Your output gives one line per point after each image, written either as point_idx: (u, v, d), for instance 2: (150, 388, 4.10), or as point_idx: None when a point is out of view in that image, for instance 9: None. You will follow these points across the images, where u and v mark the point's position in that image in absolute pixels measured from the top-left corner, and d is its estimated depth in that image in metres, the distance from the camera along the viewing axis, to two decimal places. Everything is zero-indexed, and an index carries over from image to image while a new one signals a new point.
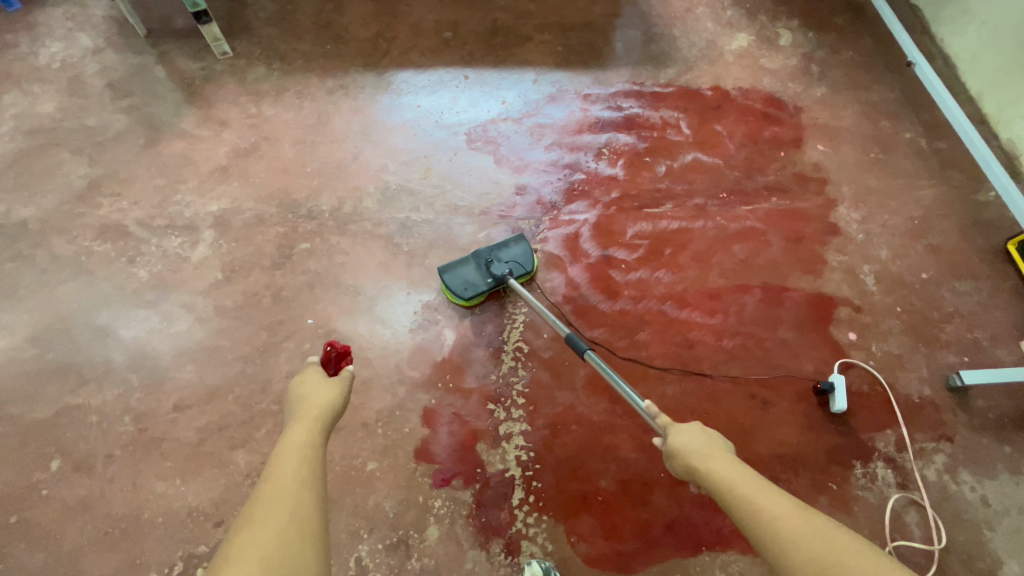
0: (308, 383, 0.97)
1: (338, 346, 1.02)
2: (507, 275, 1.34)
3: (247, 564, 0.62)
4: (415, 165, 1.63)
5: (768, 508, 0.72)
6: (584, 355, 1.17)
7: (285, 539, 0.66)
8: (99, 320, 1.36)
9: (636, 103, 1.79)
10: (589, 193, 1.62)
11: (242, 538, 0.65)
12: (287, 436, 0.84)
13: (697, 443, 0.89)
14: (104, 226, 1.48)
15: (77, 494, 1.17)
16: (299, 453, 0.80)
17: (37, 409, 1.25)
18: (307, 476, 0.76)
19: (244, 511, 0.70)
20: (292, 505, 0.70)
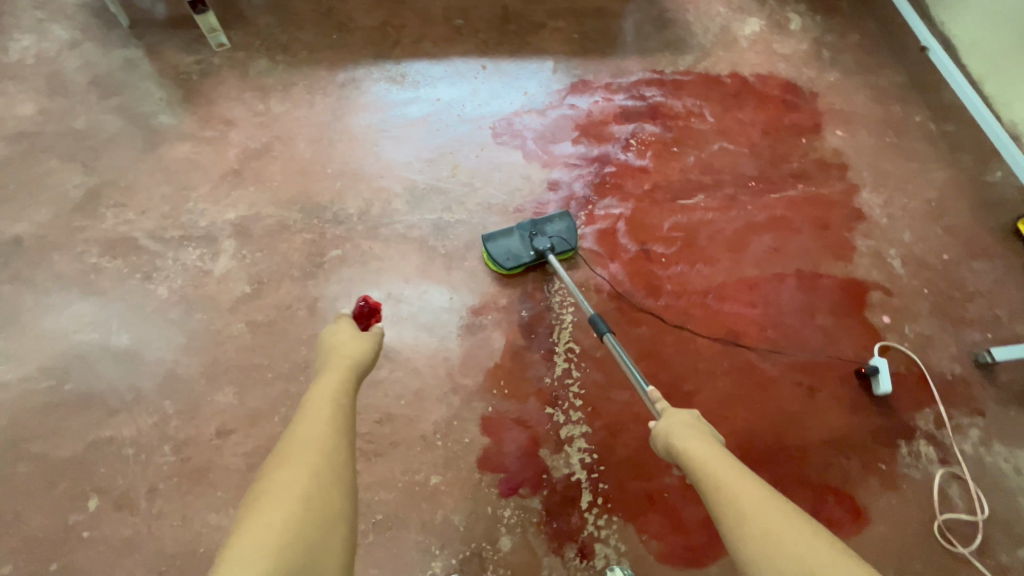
0: (341, 335, 0.98)
1: (372, 302, 1.06)
2: (549, 250, 1.36)
3: (284, 496, 0.64)
4: (442, 162, 1.57)
5: (729, 484, 0.76)
6: (603, 337, 1.20)
7: (318, 478, 0.67)
8: (119, 343, 1.28)
9: (657, 91, 1.77)
10: (621, 186, 1.59)
11: (277, 470, 0.68)
12: (321, 382, 0.86)
13: (680, 424, 0.93)
14: (111, 240, 1.39)
15: (122, 534, 1.10)
16: (329, 400, 0.81)
17: (63, 445, 1.17)
18: (339, 420, 0.78)
19: (278, 449, 0.72)
20: (326, 443, 0.72)
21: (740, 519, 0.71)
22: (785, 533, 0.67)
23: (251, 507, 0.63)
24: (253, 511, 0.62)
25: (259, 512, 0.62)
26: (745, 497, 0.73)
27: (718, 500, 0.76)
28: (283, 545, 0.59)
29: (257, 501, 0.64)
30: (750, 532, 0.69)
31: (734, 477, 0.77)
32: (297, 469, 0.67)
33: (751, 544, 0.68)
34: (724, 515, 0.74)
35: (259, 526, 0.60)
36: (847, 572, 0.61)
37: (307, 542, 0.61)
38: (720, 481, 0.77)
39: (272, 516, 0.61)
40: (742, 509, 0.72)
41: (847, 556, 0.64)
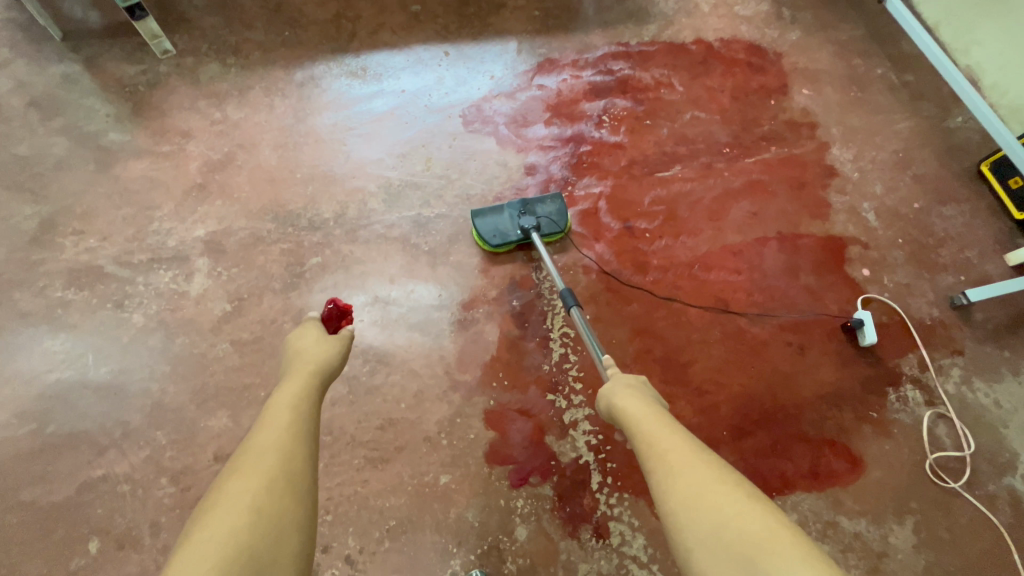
0: (305, 341, 0.94)
1: (342, 303, 1.03)
2: (535, 229, 1.37)
3: (231, 512, 0.58)
4: (414, 156, 1.53)
5: (661, 443, 0.76)
6: (569, 311, 1.19)
7: (270, 488, 0.62)
8: (99, 377, 1.23)
9: (625, 64, 1.75)
10: (598, 164, 1.58)
11: (229, 482, 0.63)
12: (283, 389, 0.81)
13: (622, 386, 0.92)
14: (75, 270, 1.33)
15: (129, 573, 1.07)
16: (289, 406, 0.76)
17: (52, 490, 1.12)
18: (299, 427, 0.73)
19: (230, 463, 0.67)
20: (283, 452, 0.68)
21: (667, 476, 0.71)
22: (706, 488, 0.67)
23: (197, 523, 0.58)
24: (193, 532, 0.57)
25: (198, 532, 0.56)
26: (674, 456, 0.73)
27: (649, 459, 0.75)
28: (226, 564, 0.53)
29: (204, 516, 0.59)
30: (676, 489, 0.69)
31: (666, 435, 0.77)
32: (249, 480, 0.62)
33: (676, 501, 0.68)
34: (654, 472, 0.74)
35: (199, 545, 0.55)
36: (760, 527, 0.60)
37: (255, 562, 0.55)
38: (653, 441, 0.77)
39: (212, 536, 0.56)
40: (669, 465, 0.72)
41: (764, 507, 0.64)
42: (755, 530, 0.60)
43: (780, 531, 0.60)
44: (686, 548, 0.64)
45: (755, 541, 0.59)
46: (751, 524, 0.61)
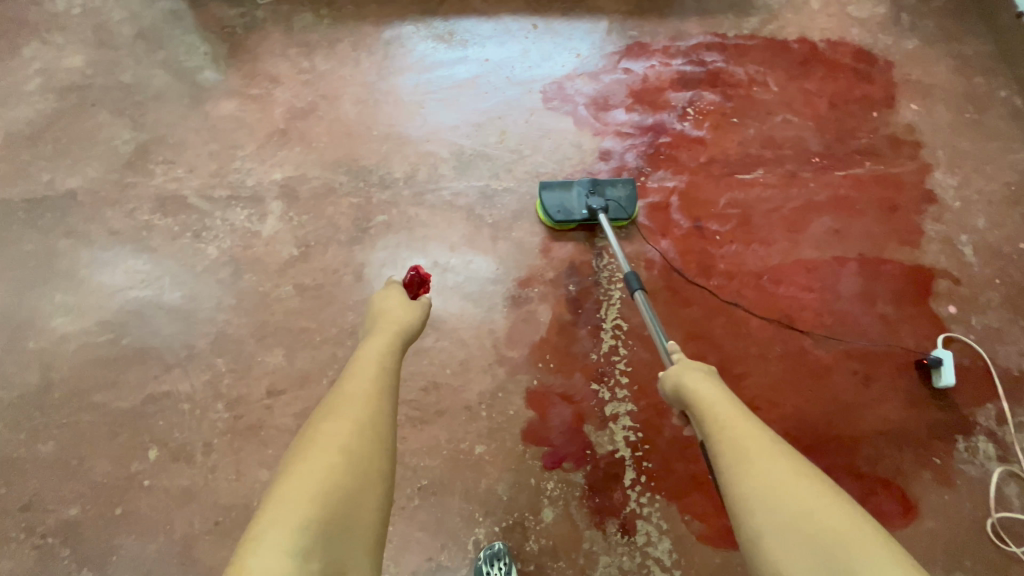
0: (390, 302, 0.98)
1: (422, 273, 1.05)
2: (602, 210, 1.35)
3: (324, 451, 0.62)
4: (490, 127, 1.52)
5: (740, 428, 0.73)
6: (635, 295, 1.17)
7: (359, 432, 0.65)
8: (171, 301, 1.30)
9: (719, 56, 1.66)
10: (676, 158, 1.52)
11: (323, 421, 0.67)
12: (369, 344, 0.85)
13: (691, 366, 0.89)
14: (161, 197, 1.41)
15: (180, 485, 1.14)
16: (375, 358, 0.79)
17: (121, 397, 1.21)
18: (384, 377, 0.75)
19: (322, 405, 0.70)
20: (370, 399, 0.70)
21: (743, 463, 0.68)
22: (789, 479, 0.65)
23: (296, 455, 0.63)
24: (294, 462, 0.61)
25: (298, 463, 0.61)
26: (754, 442, 0.70)
27: (723, 440, 0.72)
28: (320, 496, 0.57)
29: (302, 449, 0.63)
30: (753, 473, 0.67)
31: (745, 422, 0.74)
32: (342, 421, 0.66)
33: (751, 488, 0.65)
34: (725, 456, 0.71)
35: (298, 476, 0.59)
36: (846, 526, 0.59)
37: (343, 498, 0.59)
38: (728, 425, 0.74)
39: (310, 469, 0.60)
40: (746, 451, 0.69)
41: (846, 505, 0.62)
42: (840, 527, 0.59)
43: (865, 533, 0.59)
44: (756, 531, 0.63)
45: (838, 539, 0.58)
46: (837, 522, 0.60)
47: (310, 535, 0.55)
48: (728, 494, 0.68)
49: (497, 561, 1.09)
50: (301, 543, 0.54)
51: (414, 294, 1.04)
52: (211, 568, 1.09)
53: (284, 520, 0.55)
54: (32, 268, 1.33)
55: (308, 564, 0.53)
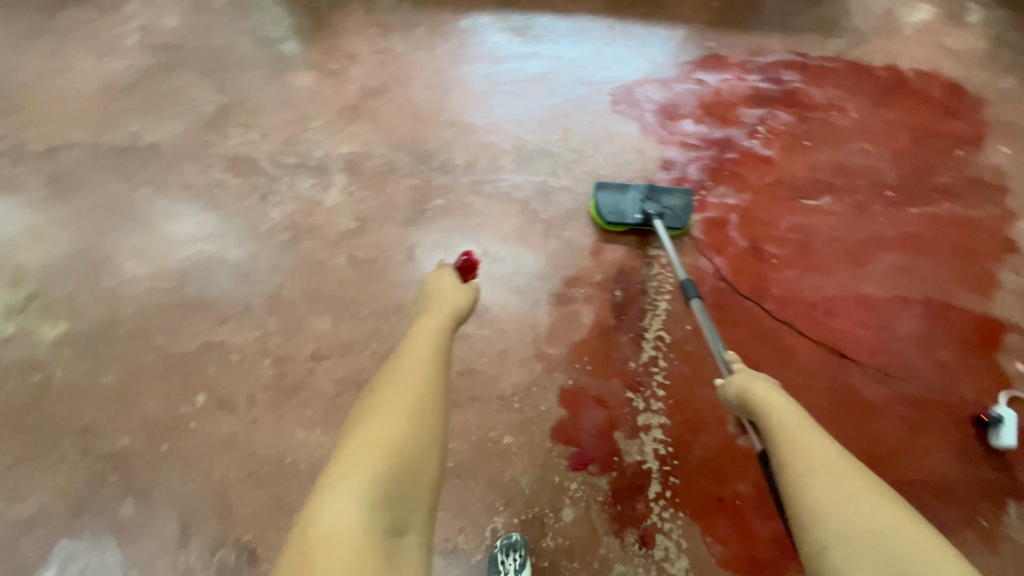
0: (443, 281, 1.00)
1: (473, 258, 1.06)
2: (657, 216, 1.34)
3: (391, 415, 0.65)
4: (554, 124, 1.53)
5: (806, 441, 0.71)
6: (691, 303, 1.16)
7: (422, 401, 0.68)
8: (232, 258, 1.37)
9: (797, 76, 1.61)
10: (740, 175, 1.48)
11: (386, 387, 0.70)
12: (424, 319, 0.88)
13: (754, 375, 0.86)
14: (235, 158, 1.48)
15: (222, 432, 1.20)
16: (432, 332, 0.82)
17: (178, 342, 1.28)
18: (440, 351, 0.78)
19: (383, 373, 0.74)
20: (429, 372, 0.73)
21: (815, 475, 0.66)
22: (861, 497, 0.63)
23: (362, 417, 0.67)
24: (360, 424, 0.65)
25: (365, 425, 0.65)
26: (824, 457, 0.68)
27: (790, 451, 0.70)
28: (385, 458, 0.61)
29: (366, 412, 0.67)
30: (822, 487, 0.65)
31: (814, 435, 0.72)
32: (404, 389, 0.69)
33: (823, 500, 0.64)
34: (794, 467, 0.69)
35: (365, 438, 0.63)
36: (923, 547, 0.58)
37: (405, 462, 0.63)
38: (797, 436, 0.72)
39: (376, 432, 0.64)
40: (818, 464, 0.67)
41: (924, 528, 0.61)
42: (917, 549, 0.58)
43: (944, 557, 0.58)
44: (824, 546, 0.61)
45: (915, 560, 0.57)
46: (914, 545, 0.59)
47: (379, 492, 0.59)
48: (793, 506, 0.66)
49: (513, 552, 1.09)
50: (372, 497, 0.58)
51: (464, 278, 1.05)
52: (242, 514, 1.14)
53: (353, 476, 0.59)
54: (112, 210, 1.41)
55: (377, 518, 0.57)
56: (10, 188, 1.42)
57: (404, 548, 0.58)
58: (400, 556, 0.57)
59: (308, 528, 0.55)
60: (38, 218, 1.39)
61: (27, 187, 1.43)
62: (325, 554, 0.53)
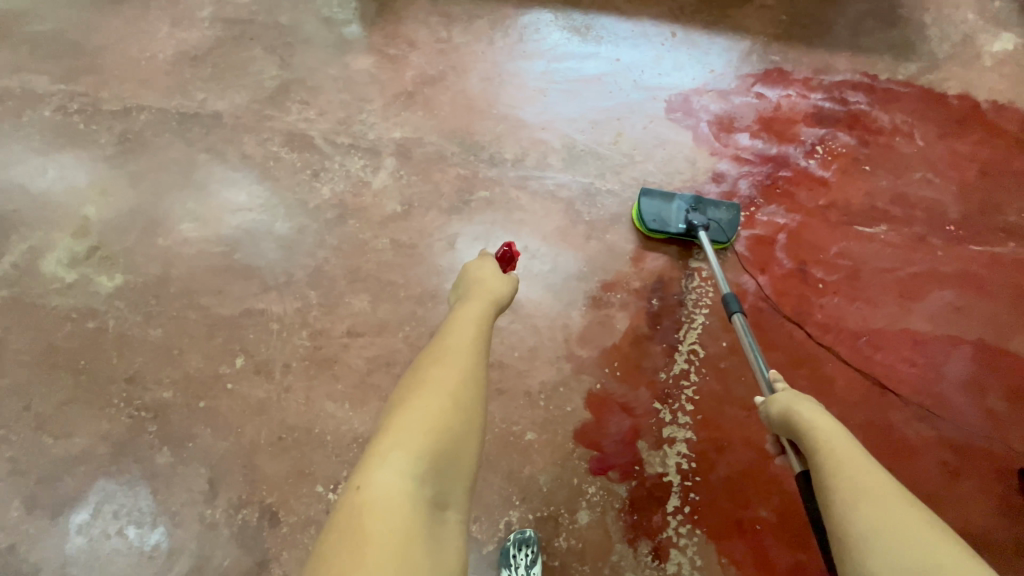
0: (485, 269, 1.02)
1: (514, 249, 1.09)
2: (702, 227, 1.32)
3: (437, 392, 0.67)
4: (606, 127, 1.52)
5: (850, 463, 0.69)
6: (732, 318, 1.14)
7: (467, 380, 0.70)
8: (280, 229, 1.41)
9: (864, 97, 1.56)
10: (792, 195, 1.45)
11: (430, 366, 0.72)
12: (466, 304, 0.89)
13: (804, 398, 0.85)
14: (292, 133, 1.52)
15: (257, 395, 1.24)
16: (474, 317, 0.84)
17: (223, 305, 1.33)
18: (481, 334, 0.80)
19: (426, 352, 0.76)
20: (471, 354, 0.74)
21: (854, 496, 0.65)
22: (904, 521, 0.61)
23: (406, 393, 0.69)
24: (405, 400, 0.67)
25: (410, 401, 0.67)
26: (870, 482, 0.66)
27: (832, 471, 0.69)
28: (429, 434, 0.63)
29: (411, 389, 0.69)
30: (860, 507, 0.63)
31: (860, 459, 0.70)
32: (447, 368, 0.71)
33: (863, 521, 0.62)
34: (835, 487, 0.67)
35: (410, 413, 0.65)
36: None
37: (447, 438, 0.64)
38: (840, 457, 0.70)
39: (420, 408, 0.65)
40: (859, 485, 0.66)
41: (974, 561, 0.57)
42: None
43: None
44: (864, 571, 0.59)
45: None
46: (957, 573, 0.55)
47: (424, 465, 0.61)
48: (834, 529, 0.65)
49: (525, 548, 1.10)
50: (418, 470, 0.60)
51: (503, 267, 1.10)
52: (268, 476, 1.18)
53: (397, 450, 0.61)
54: (173, 173, 1.47)
55: (422, 489, 0.59)
56: (83, 143, 1.50)
57: (447, 521, 0.60)
58: (443, 529, 0.59)
59: (358, 493, 0.58)
60: (106, 174, 1.47)
61: (98, 144, 1.50)
62: (374, 519, 0.56)
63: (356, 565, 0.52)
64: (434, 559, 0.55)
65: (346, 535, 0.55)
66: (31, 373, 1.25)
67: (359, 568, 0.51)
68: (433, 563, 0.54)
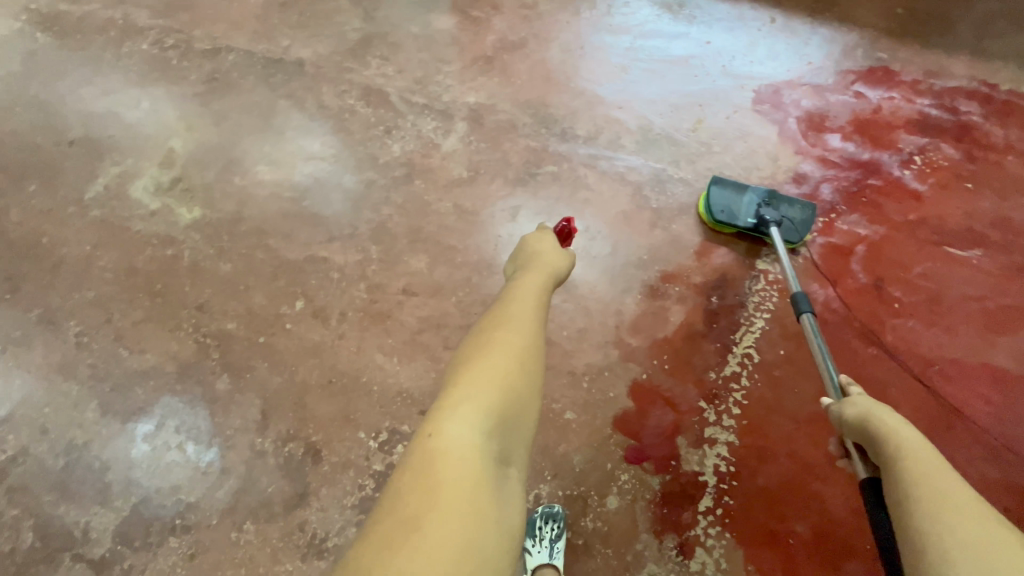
0: (543, 241, 1.02)
1: (573, 225, 1.07)
2: (774, 222, 1.25)
3: (503, 355, 0.68)
4: (687, 112, 1.45)
5: (934, 474, 0.66)
6: (800, 316, 1.10)
7: (531, 347, 0.72)
8: (349, 182, 1.44)
9: (977, 109, 1.43)
10: (880, 205, 1.35)
11: (498, 329, 0.73)
12: (525, 275, 0.90)
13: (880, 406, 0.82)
14: (369, 88, 1.53)
15: (312, 339, 1.30)
16: (534, 288, 0.85)
17: (289, 248, 1.38)
18: (541, 306, 0.81)
19: (491, 316, 0.77)
20: (535, 324, 0.76)
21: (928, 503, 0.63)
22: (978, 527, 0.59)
23: (475, 352, 0.70)
24: (475, 358, 0.68)
25: (480, 360, 0.68)
26: (953, 495, 0.63)
27: (912, 478, 0.66)
28: (499, 393, 0.64)
29: (479, 349, 0.70)
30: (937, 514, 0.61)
31: (945, 473, 0.66)
32: (515, 334, 0.72)
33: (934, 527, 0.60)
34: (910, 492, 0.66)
35: (482, 371, 0.66)
36: None
37: (514, 401, 0.65)
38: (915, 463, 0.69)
39: (492, 368, 0.66)
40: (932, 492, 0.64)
41: None
42: None
43: None
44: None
45: None
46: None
47: (493, 421, 0.62)
48: (909, 537, 0.62)
49: (551, 522, 1.11)
50: (487, 425, 0.61)
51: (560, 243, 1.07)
52: (316, 415, 1.24)
53: (471, 403, 0.62)
54: (254, 115, 1.52)
55: (488, 445, 0.60)
56: (175, 78, 1.57)
57: (509, 480, 0.61)
58: (506, 484, 0.60)
59: (430, 440, 0.59)
60: (194, 110, 1.53)
61: (188, 81, 1.56)
62: (447, 466, 0.56)
63: (430, 507, 0.53)
64: (502, 512, 0.56)
65: (418, 478, 0.56)
66: (114, 289, 1.34)
67: (434, 511, 0.52)
68: (500, 515, 0.56)
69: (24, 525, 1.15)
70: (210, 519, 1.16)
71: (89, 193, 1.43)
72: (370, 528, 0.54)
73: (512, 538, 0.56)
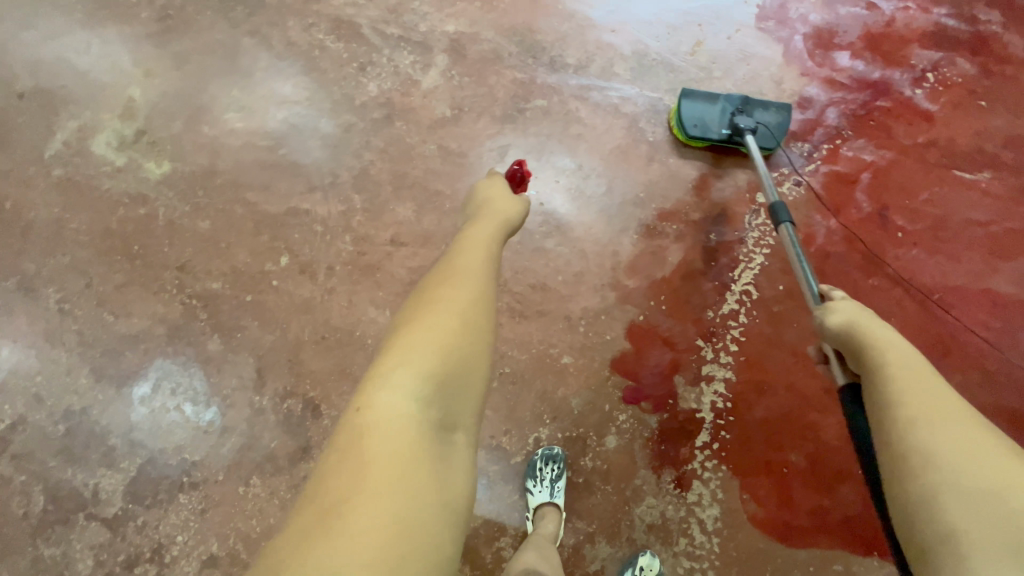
0: (496, 189, 0.95)
1: (526, 169, 1.01)
2: (750, 131, 1.19)
3: (442, 315, 0.64)
4: (685, 35, 1.34)
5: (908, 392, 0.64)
6: (780, 225, 1.02)
7: (474, 304, 0.67)
8: (325, 127, 1.35)
9: (996, 18, 1.33)
10: (887, 128, 1.28)
11: (439, 288, 0.68)
12: (477, 225, 0.84)
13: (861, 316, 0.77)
14: (339, 19, 1.41)
15: (302, 295, 1.26)
16: (485, 240, 0.79)
17: (269, 202, 1.31)
18: (490, 258, 0.76)
19: (435, 274, 0.72)
20: (481, 278, 0.71)
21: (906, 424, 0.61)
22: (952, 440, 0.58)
23: (414, 315, 0.66)
24: (410, 322, 0.65)
25: (416, 323, 0.64)
26: (932, 408, 0.61)
27: (888, 402, 0.64)
28: (437, 357, 0.61)
29: (417, 311, 0.66)
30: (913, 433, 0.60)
31: (926, 384, 0.64)
32: (455, 292, 0.67)
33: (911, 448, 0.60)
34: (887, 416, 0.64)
35: (416, 336, 0.62)
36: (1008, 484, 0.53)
37: (455, 363, 0.62)
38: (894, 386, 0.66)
39: (428, 331, 0.63)
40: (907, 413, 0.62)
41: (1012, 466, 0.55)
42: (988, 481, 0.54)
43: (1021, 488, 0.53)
44: (926, 495, 0.56)
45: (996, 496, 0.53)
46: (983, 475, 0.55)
47: (429, 388, 0.59)
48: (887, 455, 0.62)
49: (552, 463, 1.13)
50: (422, 393, 0.59)
51: (514, 188, 1.01)
52: (312, 370, 1.23)
53: (403, 371, 0.59)
54: (217, 56, 1.40)
55: (426, 412, 0.58)
56: (125, 18, 1.43)
57: (454, 445, 0.60)
58: (450, 452, 0.59)
59: (360, 415, 0.57)
60: (150, 54, 1.40)
61: (140, 20, 1.43)
62: (375, 438, 0.55)
63: (360, 483, 0.52)
64: (440, 480, 0.55)
65: (346, 456, 0.55)
66: (90, 253, 1.28)
67: (359, 490, 0.51)
68: (438, 486, 0.55)
69: (34, 489, 1.16)
70: (218, 475, 1.18)
71: (49, 150, 1.34)
72: (303, 507, 0.54)
73: (453, 505, 0.55)
